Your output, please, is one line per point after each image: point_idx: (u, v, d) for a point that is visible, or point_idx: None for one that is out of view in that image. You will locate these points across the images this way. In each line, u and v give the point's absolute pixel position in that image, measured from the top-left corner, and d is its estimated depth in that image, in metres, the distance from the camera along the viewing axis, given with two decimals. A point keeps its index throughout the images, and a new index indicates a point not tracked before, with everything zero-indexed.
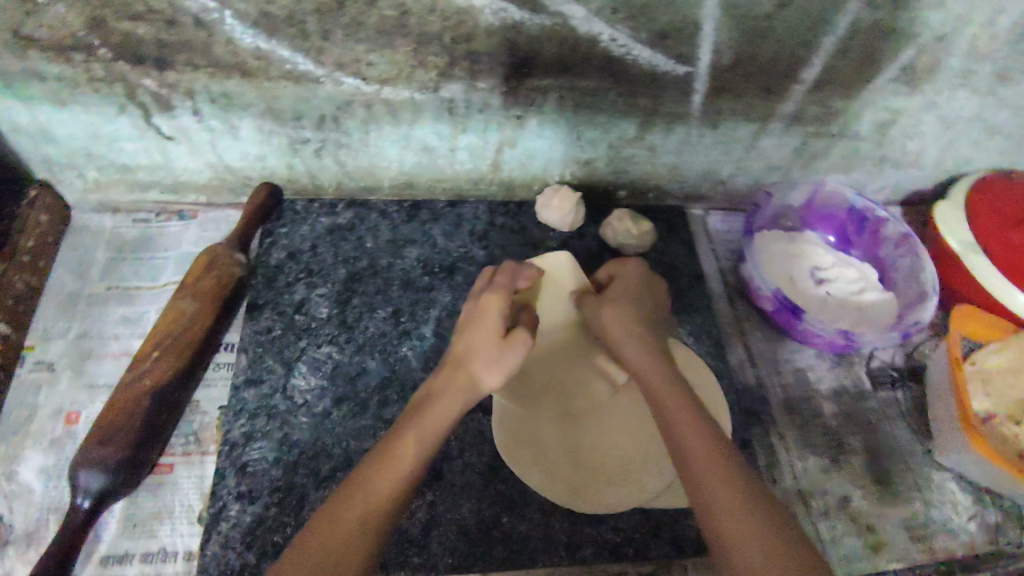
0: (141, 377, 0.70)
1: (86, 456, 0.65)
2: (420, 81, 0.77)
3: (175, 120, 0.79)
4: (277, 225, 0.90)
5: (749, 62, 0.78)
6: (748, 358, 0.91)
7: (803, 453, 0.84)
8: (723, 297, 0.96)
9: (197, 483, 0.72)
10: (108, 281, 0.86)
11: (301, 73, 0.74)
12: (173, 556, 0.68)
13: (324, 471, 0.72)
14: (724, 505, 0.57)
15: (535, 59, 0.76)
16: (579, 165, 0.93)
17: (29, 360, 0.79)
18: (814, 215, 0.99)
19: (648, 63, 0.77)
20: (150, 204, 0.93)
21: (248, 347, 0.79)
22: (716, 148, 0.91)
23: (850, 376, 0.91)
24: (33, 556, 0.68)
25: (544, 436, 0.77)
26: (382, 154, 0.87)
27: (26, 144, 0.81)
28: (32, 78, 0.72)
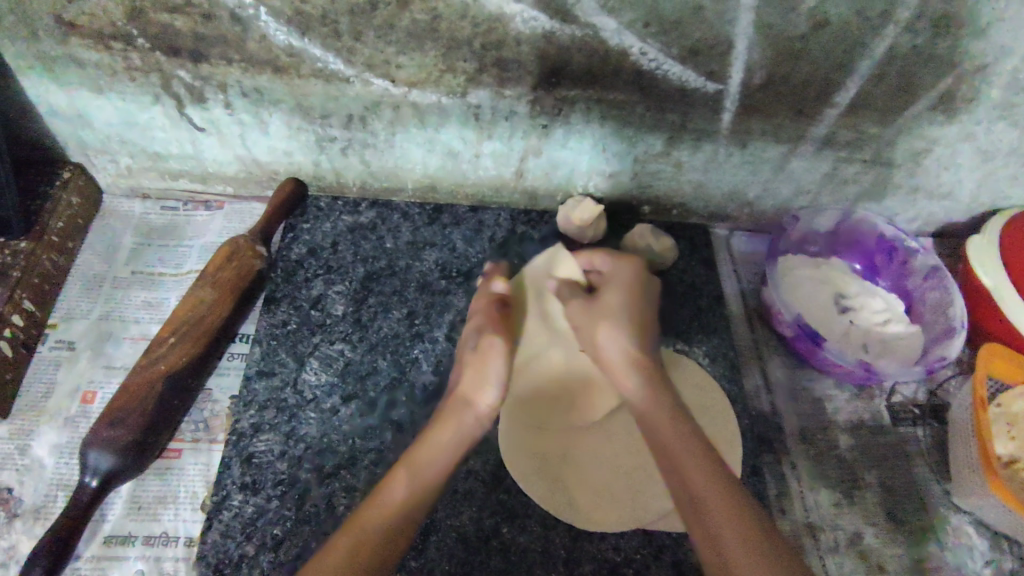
0: (155, 362, 0.71)
1: (97, 436, 0.66)
2: (448, 86, 0.77)
3: (207, 112, 0.80)
4: (300, 220, 0.91)
5: (781, 83, 0.77)
6: (764, 384, 0.89)
7: (815, 485, 0.82)
8: (742, 319, 0.94)
9: (203, 470, 0.73)
10: (132, 265, 0.87)
11: (332, 72, 0.75)
12: (174, 541, 0.68)
13: (327, 467, 0.72)
14: (725, 539, 0.56)
15: (564, 69, 0.75)
16: (604, 178, 0.92)
17: (52, 338, 0.81)
18: (842, 242, 0.97)
19: (678, 78, 0.77)
20: (179, 193, 0.94)
21: (263, 340, 0.80)
22: (744, 168, 0.90)
23: (869, 409, 0.89)
24: (39, 531, 0.69)
25: (550, 449, 0.75)
26: (407, 156, 0.88)
27: (64, 128, 0.83)
28: (73, 64, 0.74)
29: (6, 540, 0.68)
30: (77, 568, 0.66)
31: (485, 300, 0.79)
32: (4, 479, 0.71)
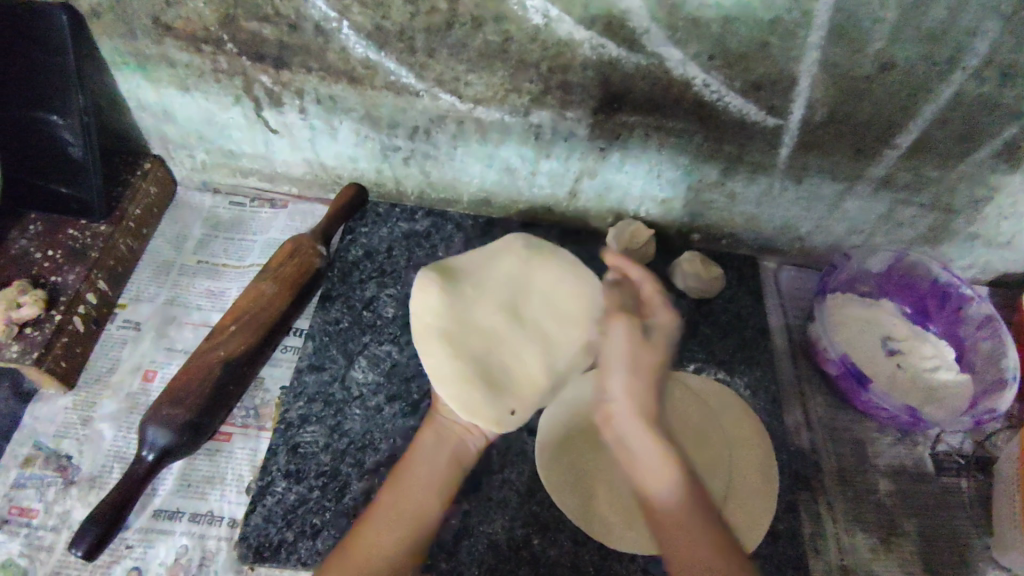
0: (217, 347, 0.75)
1: (159, 413, 0.70)
2: (513, 105, 0.80)
3: (282, 115, 0.85)
4: (359, 223, 0.95)
5: (843, 122, 0.78)
6: (804, 421, 0.89)
7: (852, 527, 0.81)
8: (785, 354, 0.94)
9: (250, 455, 0.76)
10: (199, 255, 0.92)
11: (403, 85, 0.79)
12: (218, 521, 0.71)
13: (368, 464, 0.74)
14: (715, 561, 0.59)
15: (626, 95, 0.78)
16: (656, 203, 0.93)
17: (120, 317, 0.86)
18: (895, 284, 0.96)
19: (739, 111, 0.78)
20: (247, 190, 0.99)
21: (316, 335, 0.83)
22: (798, 204, 0.90)
23: (912, 456, 0.87)
24: (93, 499, 0.73)
25: (588, 464, 0.75)
26: (466, 169, 0.91)
27: (149, 122, 0.89)
28: (164, 63, 0.80)
29: (62, 505, 0.72)
30: (126, 537, 0.70)
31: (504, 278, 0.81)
32: (66, 447, 0.76)
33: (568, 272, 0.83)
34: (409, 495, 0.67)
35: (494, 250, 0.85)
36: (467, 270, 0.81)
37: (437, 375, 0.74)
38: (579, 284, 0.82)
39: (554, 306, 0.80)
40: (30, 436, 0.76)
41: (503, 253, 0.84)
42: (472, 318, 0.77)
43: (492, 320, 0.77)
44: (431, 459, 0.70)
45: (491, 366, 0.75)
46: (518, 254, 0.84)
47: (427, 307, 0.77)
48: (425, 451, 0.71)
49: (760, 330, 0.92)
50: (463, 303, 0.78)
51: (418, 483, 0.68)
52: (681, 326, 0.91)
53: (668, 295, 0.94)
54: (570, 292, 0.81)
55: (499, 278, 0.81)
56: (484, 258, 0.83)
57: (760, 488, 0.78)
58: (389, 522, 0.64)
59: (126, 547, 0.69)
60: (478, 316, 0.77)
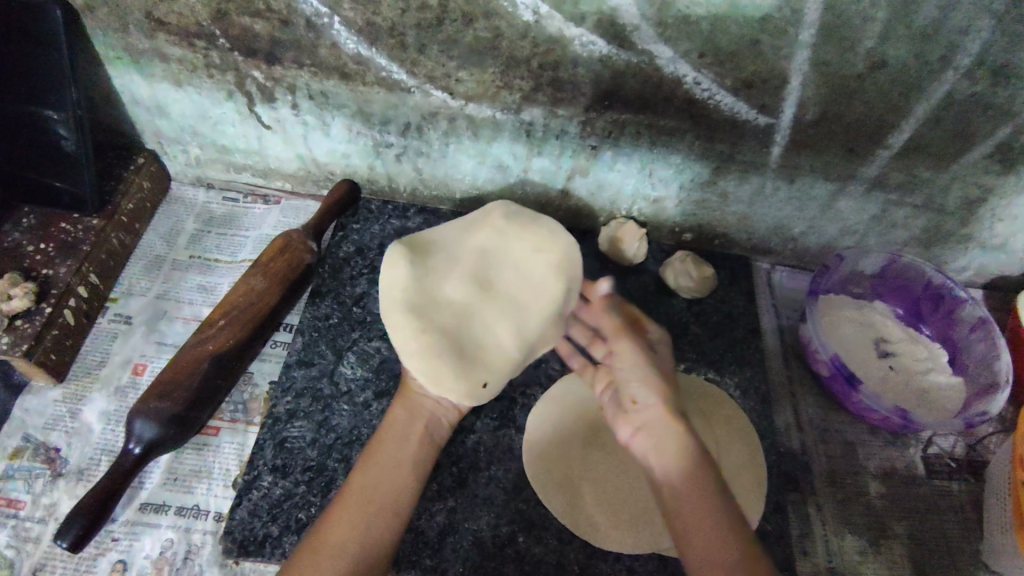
0: (205, 341, 0.75)
1: (145, 407, 0.70)
2: (504, 102, 0.80)
3: (274, 111, 0.85)
4: (351, 220, 0.95)
5: (835, 121, 0.78)
6: (795, 421, 0.88)
7: (841, 529, 0.80)
8: (777, 354, 0.94)
9: (238, 450, 0.76)
10: (192, 250, 0.92)
11: (394, 82, 0.79)
12: (204, 515, 0.72)
13: (355, 459, 0.74)
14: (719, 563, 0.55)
15: (617, 93, 0.78)
16: (648, 202, 0.93)
17: (111, 311, 0.86)
18: (888, 285, 0.95)
19: (730, 110, 0.78)
20: (240, 186, 0.99)
21: (305, 330, 0.83)
22: (790, 204, 0.90)
23: (903, 458, 0.87)
24: (79, 492, 0.73)
25: (574, 463, 0.76)
26: (458, 167, 0.91)
27: (142, 116, 0.89)
28: (157, 57, 0.80)
29: (49, 497, 0.72)
30: (112, 530, 0.70)
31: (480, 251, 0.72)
32: (54, 440, 0.76)
33: (543, 243, 0.73)
34: (379, 480, 0.63)
35: (471, 221, 0.77)
36: (441, 242, 0.74)
37: (406, 351, 0.66)
38: (552, 258, 0.72)
39: (527, 274, 0.71)
40: (19, 428, 0.76)
41: (476, 225, 0.75)
42: (442, 292, 0.69)
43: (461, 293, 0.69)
44: (406, 437, 0.67)
45: (463, 340, 0.67)
46: (494, 226, 0.74)
47: (394, 280, 0.69)
48: (399, 431, 0.67)
49: (752, 331, 0.92)
50: (431, 276, 0.70)
51: (390, 466, 0.64)
52: (672, 325, 0.91)
53: (660, 295, 0.94)
54: (543, 261, 0.71)
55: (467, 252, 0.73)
56: (459, 229, 0.75)
57: (746, 486, 0.78)
58: (361, 513, 0.61)
59: (111, 540, 0.69)
60: (448, 287, 0.69)
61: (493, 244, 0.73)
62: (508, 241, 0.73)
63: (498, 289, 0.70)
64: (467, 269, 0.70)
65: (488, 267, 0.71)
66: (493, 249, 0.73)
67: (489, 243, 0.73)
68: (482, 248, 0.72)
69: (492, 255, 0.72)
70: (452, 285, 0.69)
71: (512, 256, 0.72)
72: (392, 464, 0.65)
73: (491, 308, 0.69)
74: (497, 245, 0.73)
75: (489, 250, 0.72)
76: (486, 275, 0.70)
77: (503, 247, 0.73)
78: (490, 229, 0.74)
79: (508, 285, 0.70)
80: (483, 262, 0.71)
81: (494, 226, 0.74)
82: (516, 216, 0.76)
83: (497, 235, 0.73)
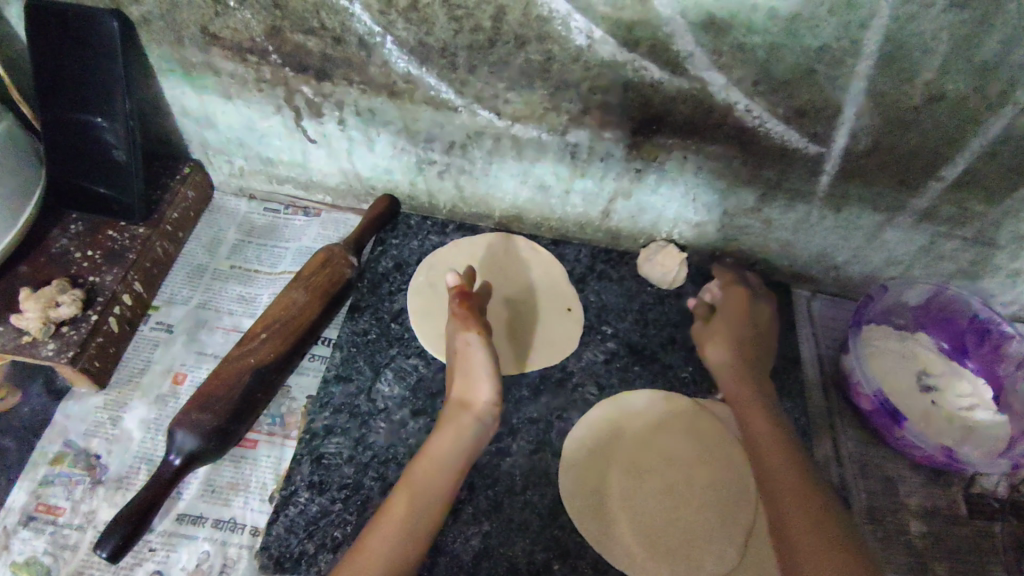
0: (247, 355, 0.75)
1: (186, 418, 0.70)
2: (550, 124, 0.80)
3: (321, 126, 0.86)
4: (390, 235, 0.95)
5: (887, 151, 0.76)
6: (834, 455, 0.87)
7: (881, 568, 0.78)
8: (817, 385, 0.92)
9: (274, 463, 0.76)
10: (232, 260, 0.93)
11: (442, 101, 0.79)
12: (241, 528, 0.72)
13: (391, 478, 0.73)
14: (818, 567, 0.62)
15: (666, 117, 0.77)
16: (690, 226, 0.93)
17: (153, 318, 0.86)
18: (932, 317, 0.94)
19: (781, 137, 0.77)
20: (282, 197, 1.00)
21: (343, 345, 0.83)
22: (835, 232, 0.89)
23: (944, 496, 0.85)
24: (118, 500, 0.73)
25: (610, 488, 0.75)
26: (500, 185, 0.90)
27: (190, 127, 0.90)
28: (209, 71, 0.81)
29: (88, 503, 0.73)
30: (150, 540, 0.70)
31: (549, 281, 0.91)
32: (95, 446, 0.76)
33: (510, 248, 0.93)
34: (429, 493, 0.66)
35: (501, 249, 0.93)
36: (503, 259, 0.92)
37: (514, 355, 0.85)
38: (535, 275, 0.91)
39: (516, 261, 0.92)
40: (60, 433, 0.77)
41: (495, 244, 0.93)
42: (516, 270, 0.91)
43: (490, 266, 0.91)
44: (451, 457, 0.69)
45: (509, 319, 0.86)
46: (490, 247, 0.93)
47: (521, 264, 0.92)
48: (450, 446, 0.69)
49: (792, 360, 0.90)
50: (506, 257, 0.92)
51: (448, 462, 0.68)
52: None
53: None
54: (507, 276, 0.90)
55: (514, 268, 0.91)
56: (494, 252, 0.92)
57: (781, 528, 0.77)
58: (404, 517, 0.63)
59: (149, 550, 0.70)
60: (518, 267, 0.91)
61: (503, 258, 0.92)
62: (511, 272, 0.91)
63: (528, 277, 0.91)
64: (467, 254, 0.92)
65: (505, 274, 0.90)
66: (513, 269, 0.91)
67: (514, 258, 0.92)
68: (507, 250, 0.93)
69: (542, 279, 0.91)
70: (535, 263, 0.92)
71: (536, 253, 0.94)
72: (454, 472, 0.68)
73: (522, 322, 0.87)
74: (492, 254, 0.92)
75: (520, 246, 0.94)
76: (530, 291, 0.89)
77: (513, 258, 0.92)
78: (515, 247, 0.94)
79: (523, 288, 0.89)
80: (501, 267, 0.91)
81: (503, 257, 0.92)
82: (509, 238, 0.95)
83: (503, 249, 0.93)
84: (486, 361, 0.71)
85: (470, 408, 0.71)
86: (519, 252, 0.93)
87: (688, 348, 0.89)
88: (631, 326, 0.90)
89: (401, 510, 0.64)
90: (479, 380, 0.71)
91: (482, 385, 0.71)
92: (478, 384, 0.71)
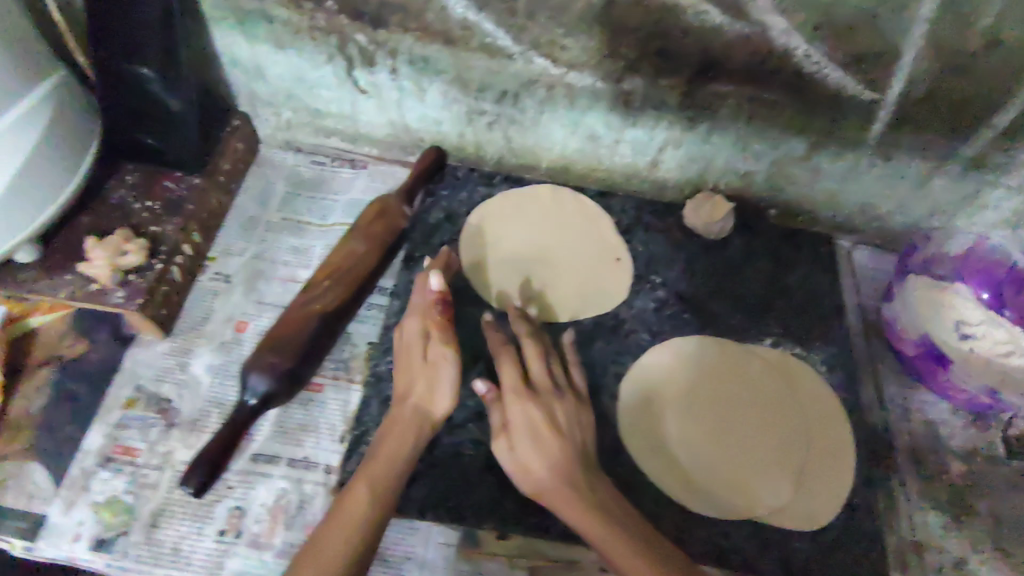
0: (312, 301, 0.77)
1: (259, 361, 0.72)
2: (606, 71, 0.80)
3: (373, 75, 0.86)
4: (438, 186, 0.95)
5: (941, 98, 0.77)
6: (877, 398, 0.89)
7: (924, 504, 0.82)
8: (859, 332, 0.94)
9: (342, 406, 0.78)
10: (283, 212, 0.94)
11: (498, 48, 0.79)
12: (314, 466, 0.74)
13: (456, 419, 0.77)
14: None
15: (722, 64, 0.77)
16: (736, 176, 0.93)
17: (211, 269, 0.88)
18: (971, 268, 0.91)
19: (837, 84, 0.77)
20: (328, 149, 1.00)
21: (401, 294, 0.85)
22: (881, 182, 0.90)
23: (982, 438, 0.87)
24: (193, 441, 0.76)
25: (664, 427, 0.78)
26: (549, 136, 0.91)
27: (239, 77, 0.90)
28: (262, 20, 0.81)
29: (164, 445, 0.75)
30: (227, 478, 0.73)
31: (599, 234, 0.92)
32: (165, 391, 0.79)
33: (559, 201, 0.94)
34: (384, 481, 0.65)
35: (549, 202, 0.94)
36: (550, 211, 0.93)
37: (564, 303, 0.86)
38: (584, 227, 0.92)
39: (563, 213, 0.93)
40: (131, 379, 0.79)
41: (543, 196, 0.94)
42: (563, 222, 0.92)
43: (539, 218, 0.92)
44: (405, 455, 0.68)
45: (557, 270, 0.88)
46: (540, 199, 0.94)
47: (570, 216, 0.93)
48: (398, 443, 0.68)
49: (837, 307, 0.92)
50: (554, 208, 0.93)
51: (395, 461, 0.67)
52: (756, 298, 0.91)
53: (744, 269, 0.93)
54: (555, 229, 0.91)
55: (563, 220, 0.92)
56: (541, 205, 0.93)
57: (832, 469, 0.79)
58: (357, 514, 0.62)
59: (227, 488, 0.73)
60: (566, 220, 0.92)
61: (550, 210, 0.93)
62: (558, 224, 0.92)
63: (577, 230, 0.92)
64: (514, 205, 0.93)
65: (552, 227, 0.92)
66: (560, 221, 0.92)
67: (562, 208, 0.93)
68: (556, 202, 0.94)
69: (593, 231, 0.92)
70: (585, 216, 0.93)
71: (583, 206, 0.94)
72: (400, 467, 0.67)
73: (571, 272, 0.88)
74: (540, 206, 0.93)
75: (568, 198, 0.94)
76: (579, 242, 0.91)
77: (560, 211, 0.93)
78: (563, 199, 0.94)
79: (572, 240, 0.91)
80: (549, 220, 0.92)
81: (549, 209, 0.93)
82: (559, 191, 0.95)
83: (552, 201, 0.94)
84: (452, 377, 0.71)
85: (426, 418, 0.70)
86: (567, 205, 0.94)
87: (736, 296, 0.91)
88: (680, 275, 0.91)
89: (357, 505, 0.63)
90: (442, 391, 0.71)
91: (442, 398, 0.71)
92: (437, 395, 0.71)
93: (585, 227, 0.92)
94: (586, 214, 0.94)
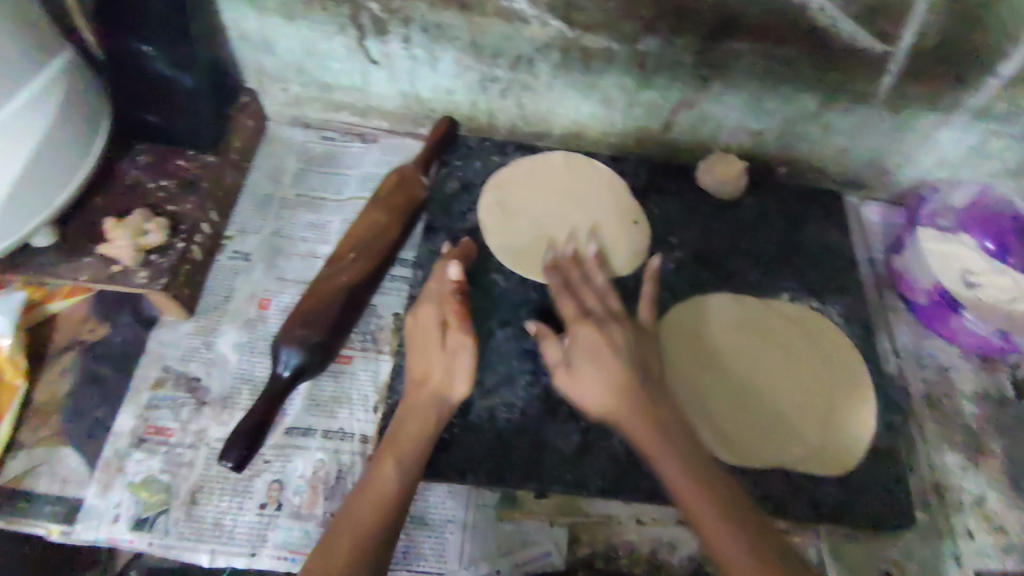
0: (339, 274, 0.77)
1: (291, 334, 0.72)
2: (621, 33, 0.80)
3: (385, 45, 0.85)
4: (453, 156, 0.94)
5: (951, 48, 0.78)
6: (892, 348, 0.91)
7: (941, 445, 0.85)
8: (871, 285, 0.96)
9: (373, 376, 0.79)
10: (297, 189, 0.93)
11: (514, 12, 0.79)
12: (350, 437, 0.75)
13: (488, 383, 0.78)
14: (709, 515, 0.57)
15: (738, 21, 0.78)
16: (748, 135, 0.94)
17: (229, 248, 0.87)
18: (976, 219, 0.93)
19: (850, 38, 0.78)
20: (337, 124, 0.99)
21: (423, 264, 0.85)
22: (890, 136, 0.92)
23: (993, 381, 0.89)
24: (226, 418, 0.76)
25: (695, 382, 0.79)
26: (563, 101, 0.91)
27: (247, 52, 0.89)
28: None
29: (196, 423, 0.75)
30: (263, 452, 0.73)
31: (618, 196, 0.91)
32: (193, 370, 0.78)
33: (575, 166, 0.92)
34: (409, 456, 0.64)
35: (564, 167, 0.92)
36: (568, 176, 0.91)
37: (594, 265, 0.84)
38: (602, 190, 0.91)
39: (580, 177, 0.91)
40: (157, 360, 0.79)
41: (558, 162, 0.92)
42: (581, 186, 0.90)
43: (556, 183, 0.90)
44: (429, 432, 0.66)
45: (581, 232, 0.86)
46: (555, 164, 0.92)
47: (587, 180, 0.91)
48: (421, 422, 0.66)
49: (851, 261, 0.93)
50: (569, 173, 0.91)
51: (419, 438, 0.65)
52: (773, 254, 0.92)
53: (758, 227, 0.94)
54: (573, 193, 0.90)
55: (580, 185, 0.90)
56: (557, 170, 0.91)
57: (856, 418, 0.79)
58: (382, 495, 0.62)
59: (264, 462, 0.73)
60: (583, 183, 0.90)
61: (566, 174, 0.91)
62: (576, 188, 0.90)
63: (595, 193, 0.90)
64: (530, 172, 0.91)
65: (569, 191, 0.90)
66: (578, 185, 0.91)
67: (577, 172, 0.92)
68: (571, 166, 0.92)
69: (611, 193, 0.91)
70: (602, 179, 0.91)
71: (599, 170, 0.93)
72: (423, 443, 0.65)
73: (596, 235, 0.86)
74: (556, 171, 0.91)
75: (584, 162, 0.93)
76: (599, 205, 0.89)
77: (576, 175, 0.91)
78: (578, 164, 0.92)
79: (591, 203, 0.89)
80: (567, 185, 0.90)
81: (566, 173, 0.91)
82: (574, 157, 0.93)
83: (567, 166, 0.92)
84: (469, 363, 0.68)
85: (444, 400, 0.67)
86: (583, 169, 0.92)
87: (752, 254, 0.92)
88: (697, 235, 0.92)
89: (384, 483, 0.62)
90: (459, 378, 0.67)
91: (459, 383, 0.68)
92: (455, 378, 0.68)
93: (603, 190, 0.91)
94: (604, 177, 0.92)
